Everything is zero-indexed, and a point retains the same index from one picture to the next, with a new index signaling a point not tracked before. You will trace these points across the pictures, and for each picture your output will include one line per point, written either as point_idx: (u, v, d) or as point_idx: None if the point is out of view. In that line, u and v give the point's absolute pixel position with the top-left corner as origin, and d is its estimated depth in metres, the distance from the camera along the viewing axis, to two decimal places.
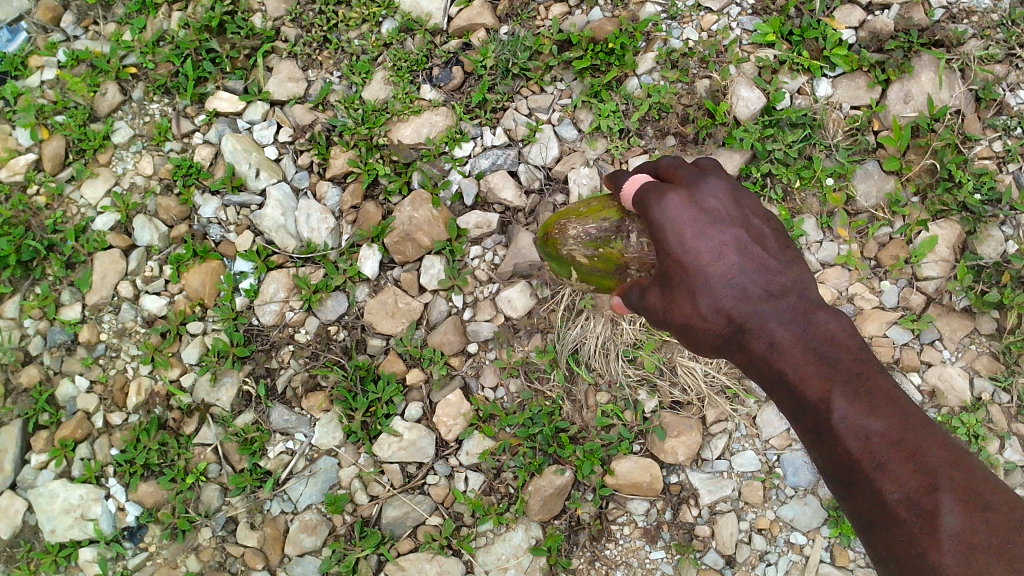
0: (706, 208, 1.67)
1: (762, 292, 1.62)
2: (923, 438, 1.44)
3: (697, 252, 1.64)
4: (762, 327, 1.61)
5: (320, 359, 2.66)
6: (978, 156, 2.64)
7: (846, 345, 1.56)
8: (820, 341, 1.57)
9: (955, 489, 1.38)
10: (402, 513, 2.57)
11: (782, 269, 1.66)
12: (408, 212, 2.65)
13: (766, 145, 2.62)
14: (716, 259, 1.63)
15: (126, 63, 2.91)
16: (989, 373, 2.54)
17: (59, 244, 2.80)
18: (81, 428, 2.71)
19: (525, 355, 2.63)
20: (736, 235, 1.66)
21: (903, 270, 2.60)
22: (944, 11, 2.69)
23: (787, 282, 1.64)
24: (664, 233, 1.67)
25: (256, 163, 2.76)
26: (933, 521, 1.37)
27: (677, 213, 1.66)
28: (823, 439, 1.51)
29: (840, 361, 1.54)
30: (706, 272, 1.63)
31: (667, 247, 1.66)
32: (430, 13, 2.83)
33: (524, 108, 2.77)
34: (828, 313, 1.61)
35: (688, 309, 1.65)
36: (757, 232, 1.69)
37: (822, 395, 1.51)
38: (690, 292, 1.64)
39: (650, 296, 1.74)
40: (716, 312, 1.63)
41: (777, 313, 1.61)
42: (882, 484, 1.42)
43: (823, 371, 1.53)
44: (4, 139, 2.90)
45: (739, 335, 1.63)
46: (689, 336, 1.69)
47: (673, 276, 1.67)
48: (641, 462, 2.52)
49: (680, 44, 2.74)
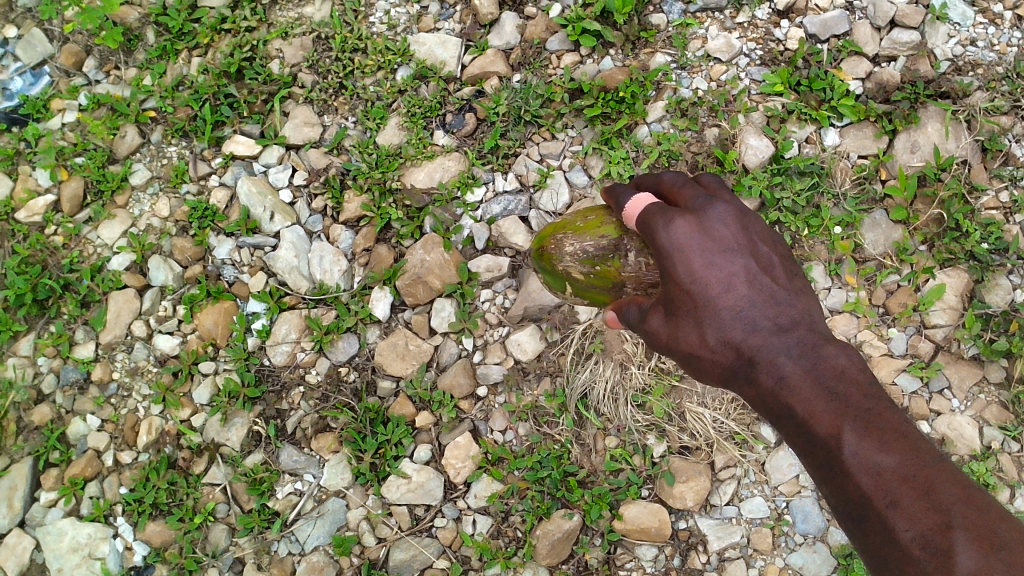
0: (715, 235, 1.66)
1: (770, 325, 1.64)
2: (937, 475, 1.43)
3: (706, 283, 1.64)
4: (771, 361, 1.62)
5: (330, 401, 2.68)
6: (985, 206, 2.66)
7: (857, 380, 1.57)
8: (831, 376, 1.58)
9: (969, 528, 1.37)
10: (410, 556, 2.57)
11: (790, 300, 1.68)
12: (420, 255, 2.69)
13: (775, 194, 2.66)
14: (725, 291, 1.65)
15: (146, 107, 2.98)
16: (998, 422, 2.54)
17: (75, 283, 2.84)
18: (91, 466, 2.72)
19: (534, 399, 2.64)
20: (745, 265, 1.66)
21: (912, 318, 2.61)
22: (949, 63, 2.74)
23: (796, 315, 1.66)
24: (672, 260, 1.67)
25: (271, 206, 2.80)
26: (949, 562, 1.35)
27: (686, 239, 1.66)
28: (834, 474, 1.51)
29: (850, 395, 1.54)
30: (716, 304, 1.64)
31: (675, 276, 1.66)
32: (444, 61, 2.90)
33: (535, 154, 2.82)
34: (837, 348, 1.63)
35: (694, 339, 1.67)
36: (764, 260, 1.70)
37: (833, 431, 1.51)
38: (698, 322, 1.66)
39: (654, 321, 1.74)
40: (724, 344, 1.65)
41: (785, 347, 1.63)
42: (896, 523, 1.41)
43: (833, 406, 1.53)
44: (25, 180, 2.95)
45: (747, 368, 1.65)
46: (695, 365, 1.71)
47: (679, 304, 1.67)
48: (650, 507, 2.53)
49: (689, 94, 2.79)
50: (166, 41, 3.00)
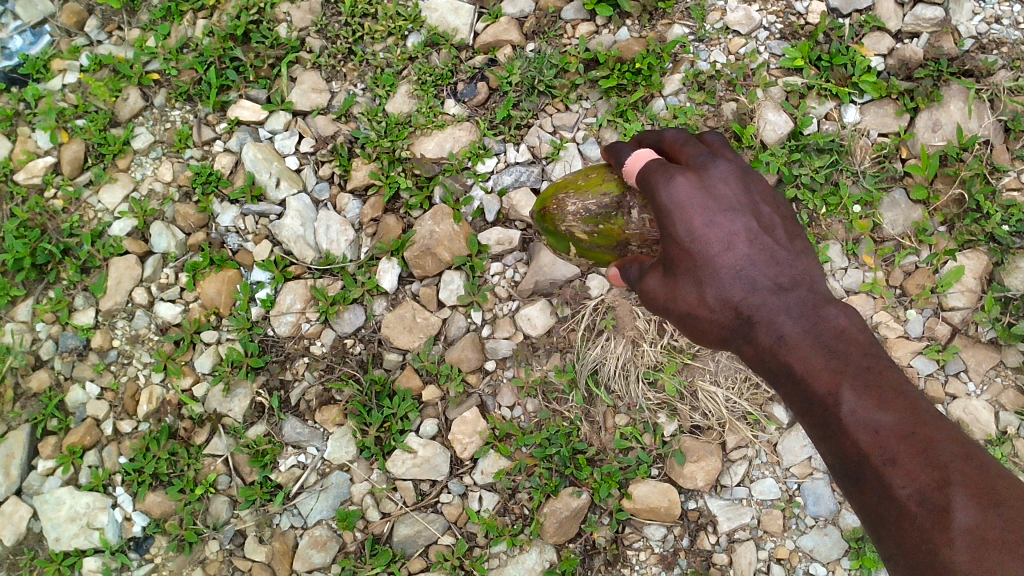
0: (717, 193, 1.61)
1: (770, 284, 1.59)
2: (937, 432, 1.37)
3: (705, 241, 1.59)
4: (770, 320, 1.56)
5: (335, 373, 2.63)
6: (1006, 187, 2.59)
7: (857, 339, 1.52)
8: (830, 334, 1.52)
9: (968, 486, 1.30)
10: (414, 531, 2.51)
11: (791, 260, 1.62)
12: (429, 226, 2.63)
13: (793, 170, 2.60)
14: (725, 249, 1.59)
15: (149, 69, 2.94)
16: (1015, 407, 2.49)
17: (74, 248, 2.80)
18: (89, 435, 2.66)
19: (544, 374, 2.58)
20: (746, 224, 1.61)
21: (929, 300, 2.56)
22: (974, 41, 2.68)
23: (797, 275, 1.60)
24: (671, 219, 1.61)
25: (277, 173, 2.76)
26: (946, 519, 1.29)
27: (686, 198, 1.60)
28: (831, 432, 1.45)
29: (850, 353, 1.49)
30: (715, 262, 1.59)
31: (674, 235, 1.61)
32: (457, 28, 2.84)
33: (548, 125, 2.76)
34: (837, 307, 1.57)
35: (693, 298, 1.62)
36: (766, 221, 1.64)
37: (830, 388, 1.45)
38: (697, 281, 1.61)
39: (651, 282, 1.69)
40: (723, 303, 1.60)
41: (785, 305, 1.57)
42: (892, 480, 1.35)
43: (833, 364, 1.48)
44: (24, 141, 2.91)
45: (745, 328, 1.59)
46: (693, 326, 1.66)
47: (677, 263, 1.63)
48: (659, 486, 2.46)
49: (707, 67, 2.73)
50: (171, 2, 2.95)
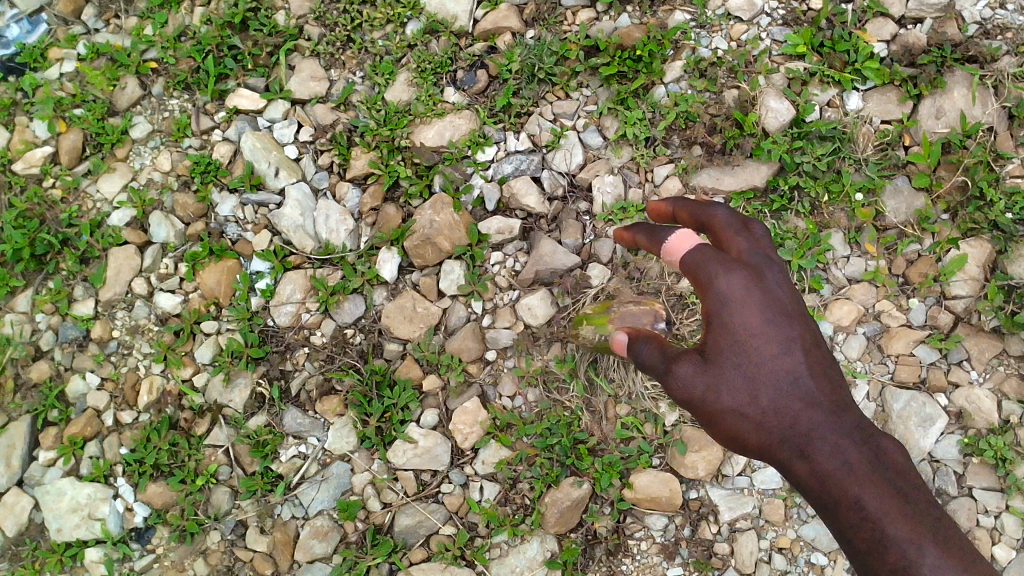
0: (775, 299, 1.67)
1: (824, 399, 1.61)
2: None
3: (768, 343, 1.64)
4: (827, 434, 1.56)
5: (336, 362, 2.62)
6: (1010, 174, 2.57)
7: (913, 478, 1.53)
8: (893, 471, 1.52)
9: None
10: (416, 521, 2.50)
11: (841, 385, 1.65)
12: (429, 215, 2.62)
13: (795, 158, 2.58)
14: (783, 354, 1.64)
15: (146, 57, 2.91)
16: (1017, 396, 2.47)
17: (73, 238, 2.79)
18: (90, 426, 2.65)
19: (545, 364, 2.57)
20: (800, 334, 1.66)
21: (932, 288, 2.55)
22: (978, 26, 2.65)
23: (846, 399, 1.63)
24: (731, 312, 1.66)
25: (276, 162, 2.75)
26: None
27: (746, 294, 1.66)
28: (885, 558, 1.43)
29: (908, 490, 1.50)
30: (770, 365, 1.63)
31: (731, 328, 1.66)
32: (457, 15, 2.81)
33: (549, 113, 2.74)
34: (886, 437, 1.59)
35: (743, 399, 1.64)
36: (816, 339, 1.69)
37: (909, 535, 1.42)
38: (751, 383, 1.64)
39: (685, 370, 1.70)
40: (775, 410, 1.62)
41: (837, 425, 1.58)
42: None
43: (892, 495, 1.47)
44: (22, 131, 2.90)
45: (796, 439, 1.59)
46: (729, 429, 1.66)
47: (724, 357, 1.66)
48: (661, 476, 2.46)
49: (709, 53, 2.71)
50: None
